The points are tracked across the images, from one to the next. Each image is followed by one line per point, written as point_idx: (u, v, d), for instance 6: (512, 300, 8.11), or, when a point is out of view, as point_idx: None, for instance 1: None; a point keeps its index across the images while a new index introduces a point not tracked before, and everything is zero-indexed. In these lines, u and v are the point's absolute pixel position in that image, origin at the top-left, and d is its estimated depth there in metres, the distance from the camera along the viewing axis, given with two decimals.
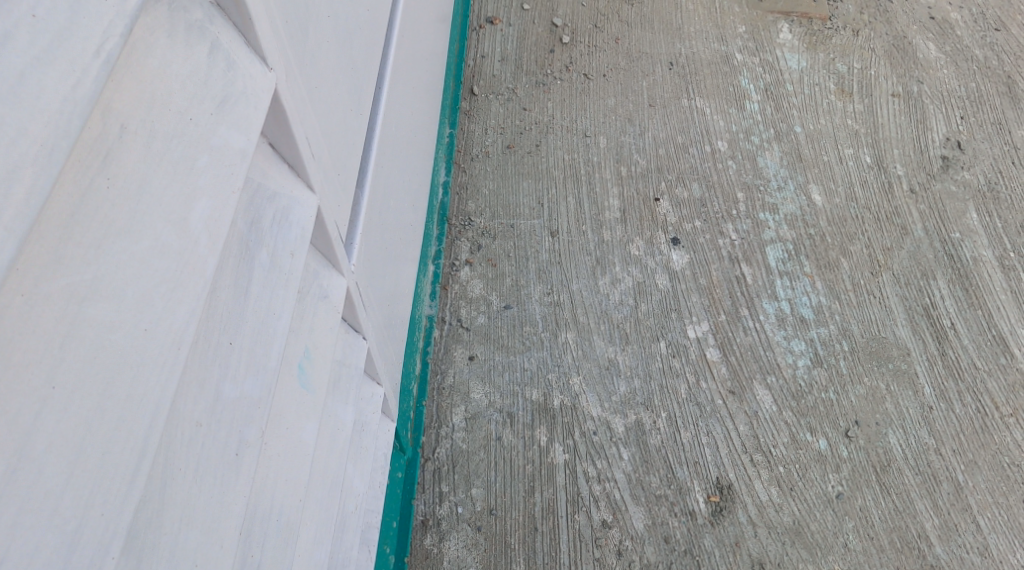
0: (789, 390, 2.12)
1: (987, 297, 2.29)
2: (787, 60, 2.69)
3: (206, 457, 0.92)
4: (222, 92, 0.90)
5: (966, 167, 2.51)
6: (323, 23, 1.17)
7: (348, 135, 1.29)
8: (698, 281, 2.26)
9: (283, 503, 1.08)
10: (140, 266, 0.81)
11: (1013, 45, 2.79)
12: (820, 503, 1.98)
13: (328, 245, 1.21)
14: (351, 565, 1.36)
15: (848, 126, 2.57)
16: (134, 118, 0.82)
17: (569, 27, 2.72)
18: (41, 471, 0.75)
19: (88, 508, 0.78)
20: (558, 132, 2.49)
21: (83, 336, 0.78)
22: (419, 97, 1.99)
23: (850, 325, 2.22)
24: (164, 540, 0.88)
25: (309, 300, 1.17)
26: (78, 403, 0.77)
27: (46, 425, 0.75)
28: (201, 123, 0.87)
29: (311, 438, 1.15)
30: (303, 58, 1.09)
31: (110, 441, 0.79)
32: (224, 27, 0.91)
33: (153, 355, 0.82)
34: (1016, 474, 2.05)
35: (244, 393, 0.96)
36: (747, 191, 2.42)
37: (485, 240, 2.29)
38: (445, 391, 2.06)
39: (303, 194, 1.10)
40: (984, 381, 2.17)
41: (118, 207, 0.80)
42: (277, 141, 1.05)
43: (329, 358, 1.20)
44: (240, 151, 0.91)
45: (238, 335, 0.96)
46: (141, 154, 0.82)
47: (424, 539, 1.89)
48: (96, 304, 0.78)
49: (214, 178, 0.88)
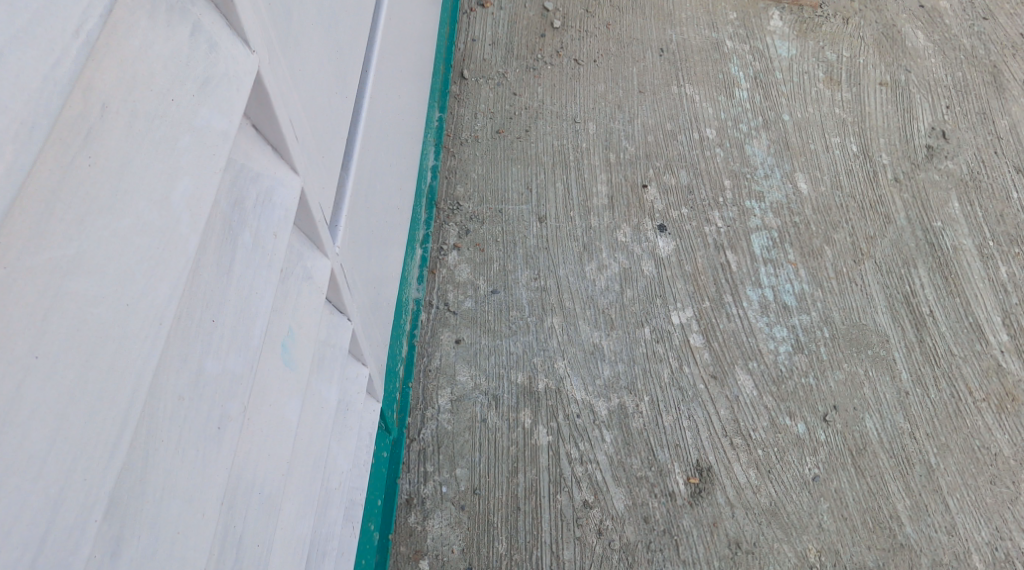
0: (770, 375, 2.17)
1: (965, 285, 2.34)
2: (777, 47, 2.73)
3: (188, 430, 0.96)
4: (204, 73, 0.93)
5: (950, 156, 2.56)
6: (307, 10, 1.21)
7: (331, 118, 1.33)
8: (684, 267, 2.31)
9: (267, 479, 1.13)
10: (122, 244, 0.85)
11: (999, 35, 2.83)
12: (796, 485, 2.04)
13: (311, 226, 1.25)
14: (334, 540, 1.40)
15: (836, 114, 2.61)
16: (115, 98, 0.85)
17: (560, 11, 2.75)
18: (26, 437, 0.79)
19: (71, 471, 0.82)
20: (547, 118, 2.52)
21: (66, 309, 0.82)
22: (406, 79, 2.02)
23: (831, 312, 2.27)
24: (146, 509, 0.93)
25: (293, 283, 1.21)
26: (62, 372, 0.81)
27: (30, 393, 0.80)
28: (183, 104, 0.91)
29: (295, 416, 1.20)
30: (286, 45, 1.13)
31: (93, 409, 0.83)
32: (205, 10, 0.95)
33: (134, 329, 0.86)
34: (986, 456, 2.10)
35: (226, 369, 1.00)
36: (734, 178, 2.46)
37: (474, 224, 2.33)
38: (432, 372, 2.11)
39: (286, 174, 1.14)
40: (959, 367, 2.22)
41: (100, 185, 0.84)
42: (260, 124, 1.09)
43: (312, 337, 1.24)
44: (222, 132, 0.95)
45: (221, 315, 1.00)
46: (122, 133, 0.86)
47: (408, 517, 1.95)
48: (79, 279, 0.83)
49: (195, 159, 0.92)
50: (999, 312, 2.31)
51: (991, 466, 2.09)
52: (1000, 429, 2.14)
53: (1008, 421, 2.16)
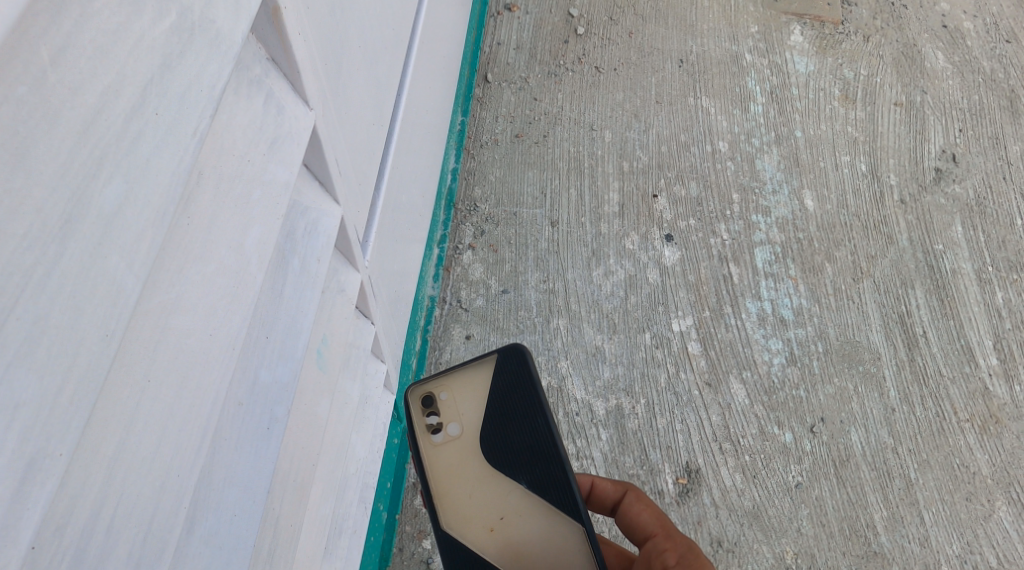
0: (763, 386, 2.27)
1: (960, 308, 2.43)
2: (796, 63, 2.82)
3: (245, 430, 1.08)
4: (274, 134, 1.07)
5: (957, 180, 2.65)
6: (351, 54, 1.34)
7: (368, 146, 1.45)
8: (687, 277, 2.41)
9: (299, 468, 1.24)
10: (209, 285, 0.98)
11: (1021, 59, 2.91)
12: (779, 491, 2.15)
13: (347, 245, 1.37)
14: (348, 521, 1.51)
15: (848, 133, 2.71)
16: (207, 166, 0.98)
17: (584, 18, 2.85)
18: (139, 444, 0.91)
19: (169, 469, 0.94)
20: (565, 124, 2.63)
21: (170, 342, 0.94)
22: (435, 89, 2.12)
23: (827, 327, 2.37)
24: (212, 494, 1.04)
25: (328, 295, 1.33)
26: (166, 392, 0.94)
27: (144, 409, 0.92)
28: (256, 163, 1.04)
29: (324, 413, 1.31)
30: (332, 86, 1.26)
31: (186, 419, 0.95)
32: (276, 79, 1.11)
33: (217, 355, 0.98)
34: (965, 474, 2.20)
35: (275, 379, 1.12)
36: (742, 192, 2.56)
37: (488, 226, 2.44)
38: (442, 366, 2.22)
39: (329, 206, 1.27)
40: (947, 387, 2.32)
41: (194, 239, 0.97)
42: (311, 163, 1.23)
43: (341, 344, 1.35)
44: (285, 183, 1.08)
45: (273, 331, 1.12)
46: (211, 195, 0.99)
47: (414, 499, 2.06)
48: (178, 316, 0.95)
49: (264, 209, 1.05)
50: (991, 335, 2.40)
51: (968, 484, 2.19)
52: (980, 449, 2.24)
53: (989, 442, 2.25)
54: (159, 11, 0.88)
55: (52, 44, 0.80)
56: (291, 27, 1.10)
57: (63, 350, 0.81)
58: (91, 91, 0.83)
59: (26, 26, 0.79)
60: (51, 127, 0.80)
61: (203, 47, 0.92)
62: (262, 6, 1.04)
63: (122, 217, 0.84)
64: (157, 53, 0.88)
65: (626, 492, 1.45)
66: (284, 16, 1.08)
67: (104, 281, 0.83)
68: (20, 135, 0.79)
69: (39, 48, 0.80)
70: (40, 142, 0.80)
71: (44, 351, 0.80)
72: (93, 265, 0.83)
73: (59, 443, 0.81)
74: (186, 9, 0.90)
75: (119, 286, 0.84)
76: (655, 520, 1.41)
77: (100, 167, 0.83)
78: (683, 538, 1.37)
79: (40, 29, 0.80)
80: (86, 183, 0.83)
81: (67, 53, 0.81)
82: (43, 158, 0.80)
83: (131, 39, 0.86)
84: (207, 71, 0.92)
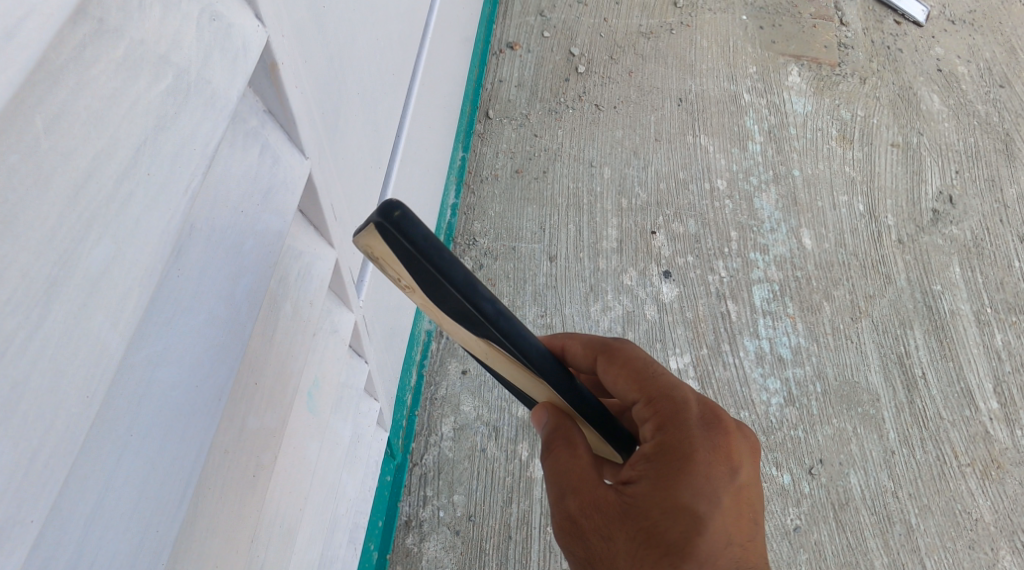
0: (760, 426, 2.25)
1: (959, 349, 2.42)
2: (794, 103, 2.83)
3: (231, 478, 1.06)
4: (268, 183, 1.06)
5: (955, 221, 2.64)
6: (349, 98, 1.34)
7: (364, 188, 1.44)
8: (685, 314, 2.39)
9: (286, 513, 1.22)
10: (198, 337, 0.96)
11: (1015, 103, 2.92)
12: (777, 534, 2.11)
13: (342, 286, 1.35)
14: (337, 561, 1.48)
15: (845, 173, 2.70)
16: (200, 219, 0.97)
17: (585, 56, 2.86)
18: (118, 501, 0.89)
19: (148, 525, 0.92)
20: (565, 160, 2.62)
21: (155, 395, 0.93)
22: (435, 124, 2.11)
23: (825, 367, 2.35)
24: (194, 546, 1.01)
25: (322, 336, 1.30)
26: (150, 447, 0.92)
27: (125, 465, 0.90)
28: (249, 213, 1.03)
29: (313, 456, 1.29)
30: (329, 130, 1.25)
31: (167, 474, 0.93)
32: (273, 130, 1.10)
33: (202, 408, 0.96)
34: (966, 521, 2.17)
35: (263, 424, 1.10)
36: (740, 230, 2.55)
37: (487, 260, 2.41)
38: (437, 401, 2.16)
39: (323, 250, 1.26)
40: (947, 431, 2.29)
41: (184, 291, 0.95)
42: (306, 207, 1.22)
43: (332, 384, 1.31)
44: (278, 232, 1.06)
45: (262, 377, 1.10)
46: (203, 246, 0.97)
47: (405, 538, 1.99)
48: (164, 369, 0.93)
49: (257, 258, 1.03)
50: (990, 378, 2.38)
51: (970, 531, 2.16)
52: (982, 495, 2.21)
53: (991, 488, 2.22)
54: (156, 74, 0.89)
55: (46, 112, 0.82)
56: (288, 81, 1.09)
57: (40, 413, 0.81)
58: (83, 155, 0.83)
59: (21, 96, 0.80)
60: (41, 192, 0.81)
61: (198, 107, 0.92)
62: (258, 62, 1.03)
63: (110, 277, 0.85)
64: (152, 115, 0.88)
65: (596, 357, 1.33)
66: (282, 70, 1.07)
67: (87, 342, 0.83)
68: (9, 203, 0.79)
69: (33, 116, 0.81)
70: (29, 207, 0.80)
71: (21, 416, 0.80)
72: (77, 326, 0.83)
73: (31, 509, 0.80)
74: (182, 70, 0.91)
75: (102, 345, 0.84)
76: (634, 380, 1.29)
77: (89, 229, 0.84)
78: (664, 402, 1.26)
79: (35, 99, 0.81)
80: (73, 244, 0.83)
81: (60, 121, 0.82)
82: (31, 223, 0.81)
83: (125, 104, 0.86)
84: (201, 129, 0.92)
